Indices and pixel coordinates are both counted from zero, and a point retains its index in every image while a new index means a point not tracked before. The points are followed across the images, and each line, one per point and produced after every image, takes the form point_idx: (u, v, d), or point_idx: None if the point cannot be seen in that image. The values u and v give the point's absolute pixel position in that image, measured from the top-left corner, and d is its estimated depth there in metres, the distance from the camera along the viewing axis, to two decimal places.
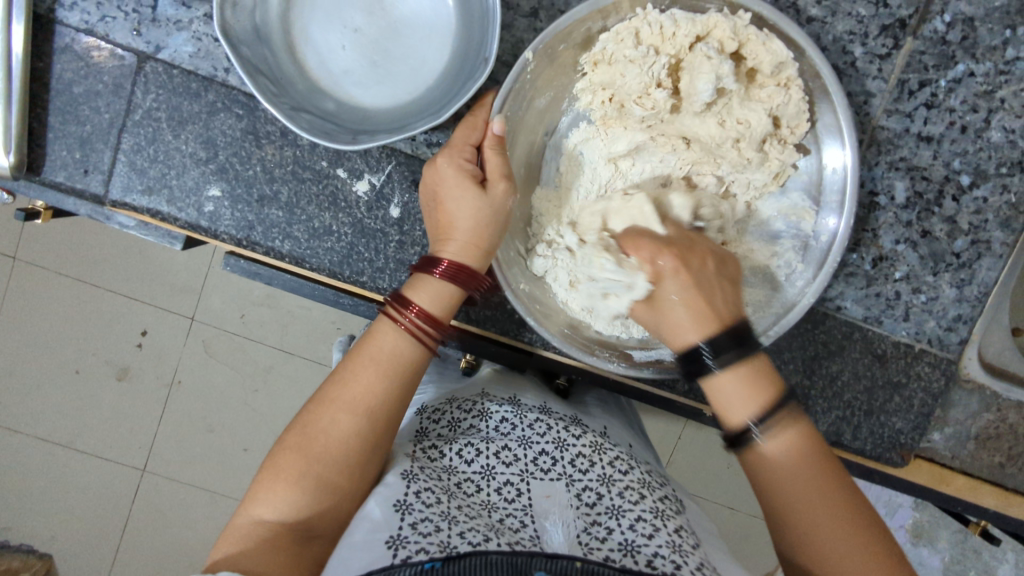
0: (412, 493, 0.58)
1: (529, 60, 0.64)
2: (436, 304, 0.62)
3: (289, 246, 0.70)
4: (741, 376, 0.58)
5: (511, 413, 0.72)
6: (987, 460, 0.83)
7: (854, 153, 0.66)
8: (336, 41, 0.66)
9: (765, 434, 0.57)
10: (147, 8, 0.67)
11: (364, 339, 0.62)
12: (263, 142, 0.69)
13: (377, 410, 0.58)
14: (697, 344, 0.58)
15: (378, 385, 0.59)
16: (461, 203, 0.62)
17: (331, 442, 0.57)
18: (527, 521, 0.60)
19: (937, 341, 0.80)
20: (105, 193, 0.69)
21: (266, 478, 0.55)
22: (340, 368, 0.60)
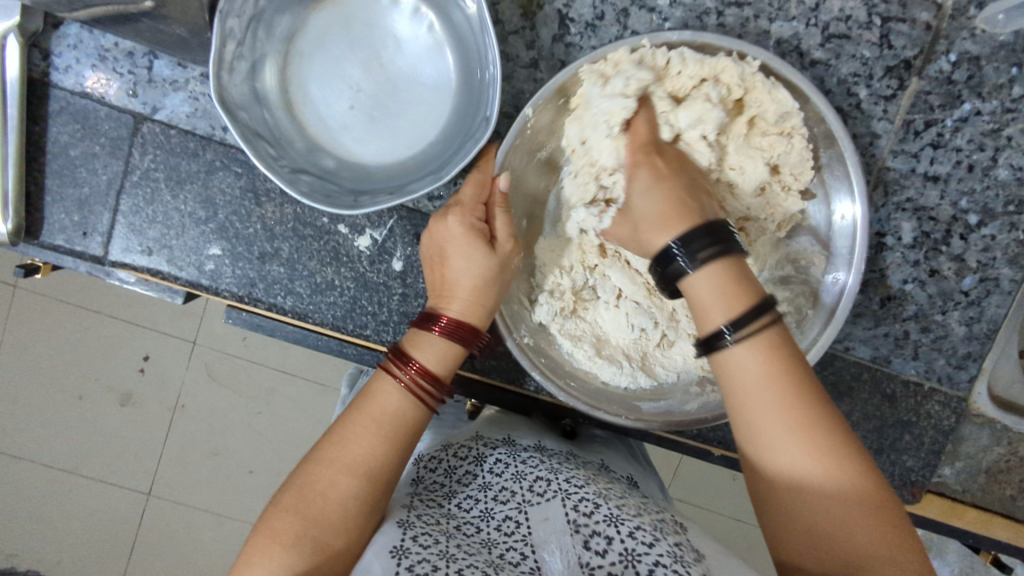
0: (407, 539, 0.56)
1: (528, 116, 0.63)
2: (441, 366, 0.61)
3: (291, 302, 0.70)
4: (716, 273, 0.53)
5: (506, 454, 0.71)
6: (998, 495, 0.83)
7: (864, 205, 0.65)
8: (334, 98, 0.65)
9: (740, 342, 0.52)
10: (143, 69, 0.66)
11: (362, 396, 0.61)
12: (263, 200, 0.68)
13: (376, 465, 0.58)
14: (721, 326, 0.52)
15: (378, 446, 0.58)
16: (468, 263, 0.61)
17: (329, 504, 0.56)
18: (527, 551, 0.57)
19: (947, 379, 0.80)
20: (104, 254, 0.68)
21: (261, 542, 0.54)
22: (337, 426, 0.59)
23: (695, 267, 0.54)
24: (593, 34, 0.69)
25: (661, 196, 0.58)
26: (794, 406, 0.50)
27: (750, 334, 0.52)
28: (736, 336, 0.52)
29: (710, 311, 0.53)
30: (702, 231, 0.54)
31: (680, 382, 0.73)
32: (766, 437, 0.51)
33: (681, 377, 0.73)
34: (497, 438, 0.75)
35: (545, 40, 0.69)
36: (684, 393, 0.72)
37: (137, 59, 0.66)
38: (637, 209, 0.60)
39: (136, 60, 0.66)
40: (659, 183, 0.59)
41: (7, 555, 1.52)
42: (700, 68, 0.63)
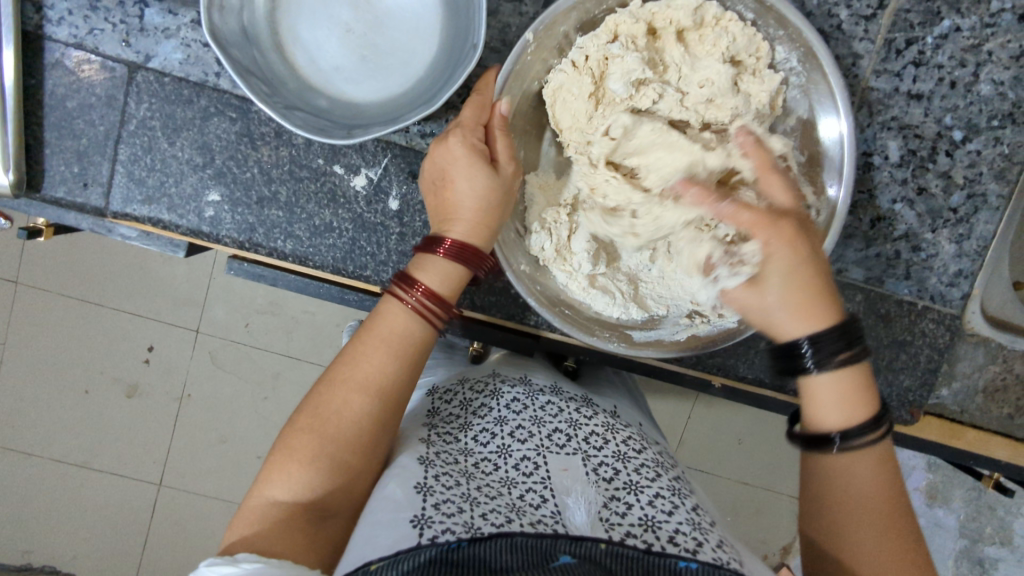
0: (430, 475, 0.58)
1: (529, 40, 0.65)
2: (447, 288, 0.62)
3: (291, 245, 0.71)
4: (843, 380, 0.59)
5: (523, 394, 0.73)
6: (996, 412, 0.86)
7: (850, 120, 0.67)
8: (325, 38, 0.67)
9: (844, 448, 0.58)
10: (135, 18, 0.67)
11: (372, 320, 0.62)
12: (258, 144, 0.69)
13: (388, 388, 0.59)
14: (833, 432, 0.58)
15: (391, 368, 0.59)
16: (471, 181, 0.62)
17: (344, 422, 0.57)
18: (548, 495, 0.58)
19: (940, 297, 0.81)
20: (105, 205, 0.69)
21: (281, 459, 0.56)
22: (350, 348, 0.60)
23: (822, 368, 0.59)
24: None
25: (789, 287, 0.60)
26: (884, 480, 0.58)
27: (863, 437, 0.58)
28: (843, 445, 0.58)
29: (828, 414, 0.59)
30: (837, 332, 0.58)
31: (671, 313, 0.74)
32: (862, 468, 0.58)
33: (671, 311, 0.74)
34: (511, 379, 0.78)
35: None
36: (675, 323, 0.74)
37: (128, 8, 0.67)
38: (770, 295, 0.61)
39: (127, 9, 0.67)
40: (791, 287, 0.60)
41: (22, 547, 1.53)
42: (597, 34, 0.67)
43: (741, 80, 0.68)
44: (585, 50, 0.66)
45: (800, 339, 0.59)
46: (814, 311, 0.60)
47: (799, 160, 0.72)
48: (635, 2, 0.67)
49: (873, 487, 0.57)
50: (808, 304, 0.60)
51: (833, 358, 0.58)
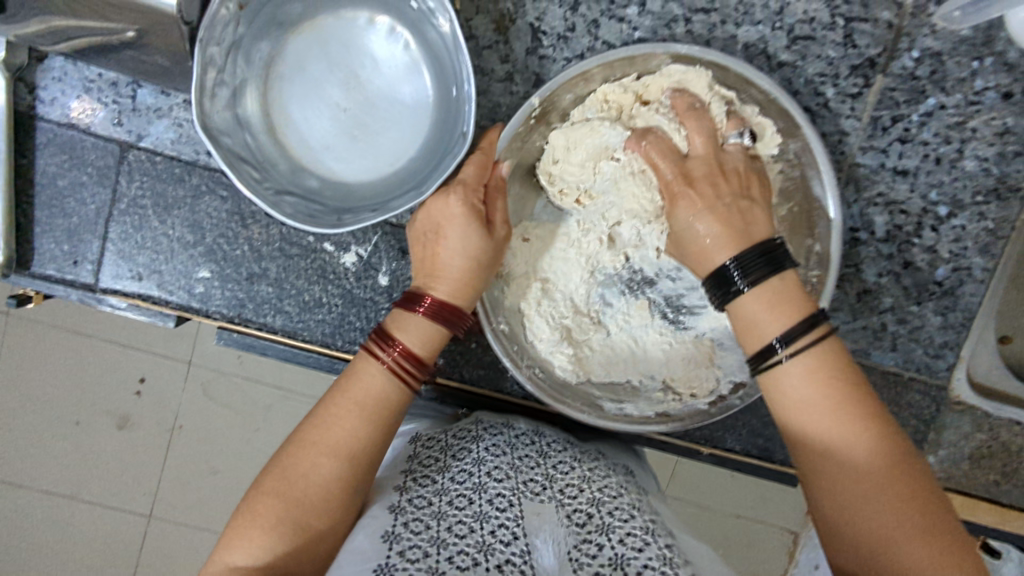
0: (400, 522, 0.59)
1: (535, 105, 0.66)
2: (427, 350, 0.63)
3: (280, 320, 0.71)
4: (764, 296, 0.58)
5: (503, 441, 0.72)
6: (983, 478, 0.87)
7: (840, 210, 0.68)
8: (316, 118, 0.67)
9: (792, 356, 0.56)
10: (127, 98, 0.67)
11: (348, 378, 0.61)
12: (249, 223, 0.70)
13: (359, 451, 0.59)
14: (774, 340, 0.57)
15: (362, 432, 0.59)
16: (460, 240, 0.63)
17: (310, 487, 0.57)
18: (519, 533, 0.59)
19: (925, 368, 0.82)
20: (95, 281, 0.69)
21: (246, 522, 0.55)
22: (321, 408, 0.61)
23: (748, 285, 0.59)
24: (565, 45, 0.71)
25: (699, 215, 0.62)
26: (831, 394, 0.54)
27: (798, 348, 0.56)
28: (786, 346, 0.56)
29: (763, 330, 0.58)
30: (758, 251, 0.59)
31: (646, 387, 0.76)
32: (809, 422, 0.55)
33: (646, 384, 0.76)
34: (492, 422, 0.76)
35: (519, 53, 0.71)
36: (648, 398, 0.76)
37: (121, 88, 0.67)
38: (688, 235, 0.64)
39: (120, 89, 0.67)
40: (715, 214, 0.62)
41: None
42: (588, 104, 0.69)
43: None
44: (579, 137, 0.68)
45: (723, 261, 0.60)
46: (739, 241, 0.60)
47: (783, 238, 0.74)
48: (628, 79, 0.69)
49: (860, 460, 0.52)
50: (727, 230, 0.61)
51: (757, 266, 0.58)
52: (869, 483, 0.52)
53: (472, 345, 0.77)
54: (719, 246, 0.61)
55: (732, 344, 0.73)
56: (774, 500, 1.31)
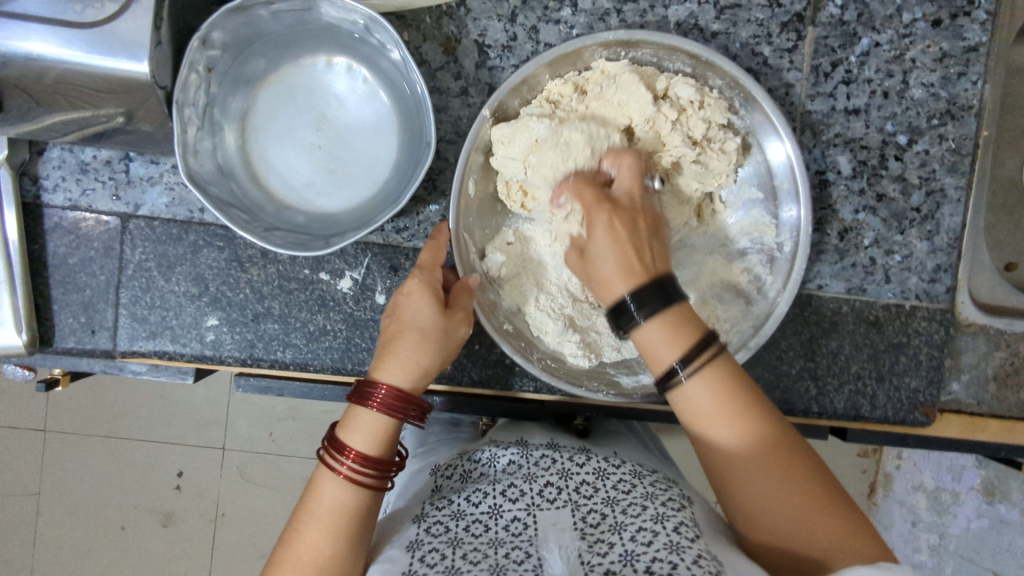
0: (415, 559, 0.59)
1: (486, 116, 0.69)
2: (383, 444, 0.61)
3: (291, 354, 0.75)
4: (663, 326, 0.58)
5: (518, 455, 0.74)
6: (1014, 398, 0.86)
7: (793, 142, 0.69)
8: (294, 160, 0.72)
9: (647, 318, 0.58)
10: (122, 173, 0.73)
11: (309, 490, 0.60)
12: (247, 266, 0.74)
13: (325, 562, 0.55)
14: (725, 443, 0.55)
15: (327, 545, 0.56)
16: (416, 317, 0.64)
17: None
18: (532, 549, 0.57)
19: (924, 294, 0.82)
20: (113, 346, 0.73)
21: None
22: (288, 526, 0.58)
23: (691, 376, 0.56)
24: (511, 54, 0.76)
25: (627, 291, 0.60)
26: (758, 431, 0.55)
27: (745, 453, 0.54)
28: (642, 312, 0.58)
29: (715, 429, 0.56)
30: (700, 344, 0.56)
31: None
32: (731, 466, 0.55)
33: None
34: (510, 441, 0.78)
35: (470, 69, 0.76)
36: None
37: (115, 165, 0.73)
38: (597, 263, 0.61)
39: (114, 166, 0.73)
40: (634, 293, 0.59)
41: None
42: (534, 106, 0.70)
43: None
44: (512, 135, 0.68)
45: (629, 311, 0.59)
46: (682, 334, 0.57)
47: (756, 194, 0.74)
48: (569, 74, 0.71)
49: (748, 433, 0.55)
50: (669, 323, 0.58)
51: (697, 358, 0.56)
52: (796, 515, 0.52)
53: (476, 346, 0.79)
54: (665, 338, 0.57)
55: (728, 299, 0.75)
56: None
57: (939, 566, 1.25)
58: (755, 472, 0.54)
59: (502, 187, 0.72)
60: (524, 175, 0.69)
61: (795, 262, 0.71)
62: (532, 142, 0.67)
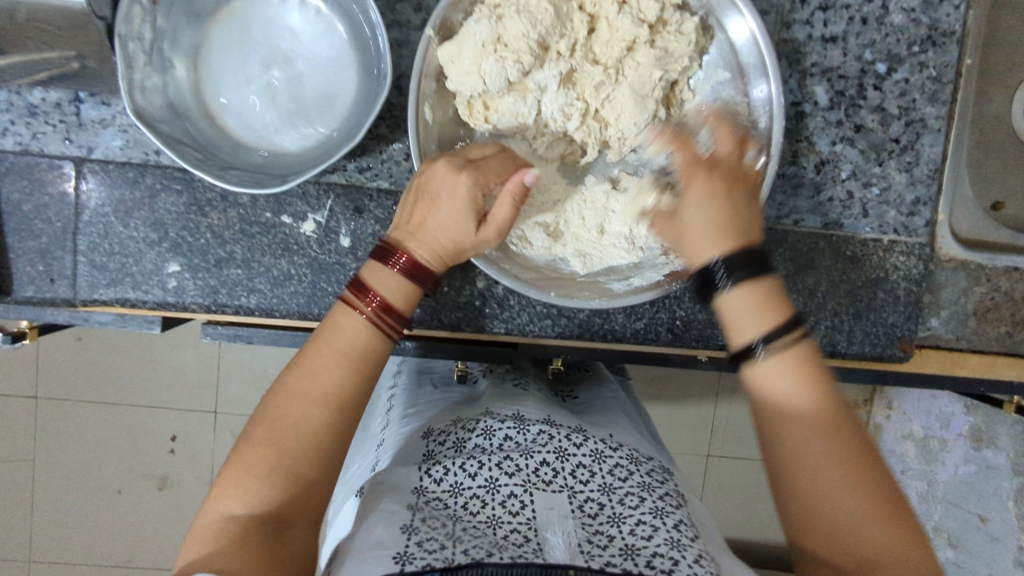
0: (416, 517, 0.59)
1: (431, 36, 0.64)
2: (406, 303, 0.61)
3: (256, 299, 0.74)
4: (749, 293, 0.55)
5: (515, 430, 0.71)
6: (993, 333, 0.85)
7: (755, 16, 0.66)
8: (250, 97, 0.69)
9: (771, 355, 0.53)
10: (72, 115, 0.71)
11: (324, 327, 0.59)
12: (207, 210, 0.72)
13: (344, 396, 0.57)
14: (753, 340, 0.54)
15: (353, 385, 0.57)
16: (448, 205, 0.60)
17: (303, 435, 0.54)
18: (530, 533, 0.59)
19: (903, 229, 0.81)
20: (74, 295, 0.72)
21: (242, 470, 0.53)
22: (302, 357, 0.58)
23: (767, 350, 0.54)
24: None
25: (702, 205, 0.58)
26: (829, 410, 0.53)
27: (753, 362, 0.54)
28: (768, 349, 0.53)
29: (743, 328, 0.55)
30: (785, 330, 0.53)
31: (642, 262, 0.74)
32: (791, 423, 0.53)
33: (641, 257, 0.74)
34: (505, 413, 0.76)
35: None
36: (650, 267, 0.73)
37: (65, 107, 0.71)
38: (687, 219, 0.59)
39: (64, 109, 0.71)
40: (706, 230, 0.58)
41: None
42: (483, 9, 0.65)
43: (662, 46, 0.67)
44: (459, 49, 0.64)
45: (709, 259, 0.57)
46: (767, 317, 0.54)
47: (724, 77, 0.71)
48: None
49: (796, 410, 0.53)
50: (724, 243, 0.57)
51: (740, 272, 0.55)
52: (884, 536, 0.50)
53: (445, 289, 0.77)
54: (750, 318, 0.55)
55: None
56: None
57: (928, 512, 1.25)
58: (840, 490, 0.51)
59: (461, 103, 0.68)
60: (483, 87, 0.65)
61: (767, 138, 0.69)
62: (481, 49, 0.64)
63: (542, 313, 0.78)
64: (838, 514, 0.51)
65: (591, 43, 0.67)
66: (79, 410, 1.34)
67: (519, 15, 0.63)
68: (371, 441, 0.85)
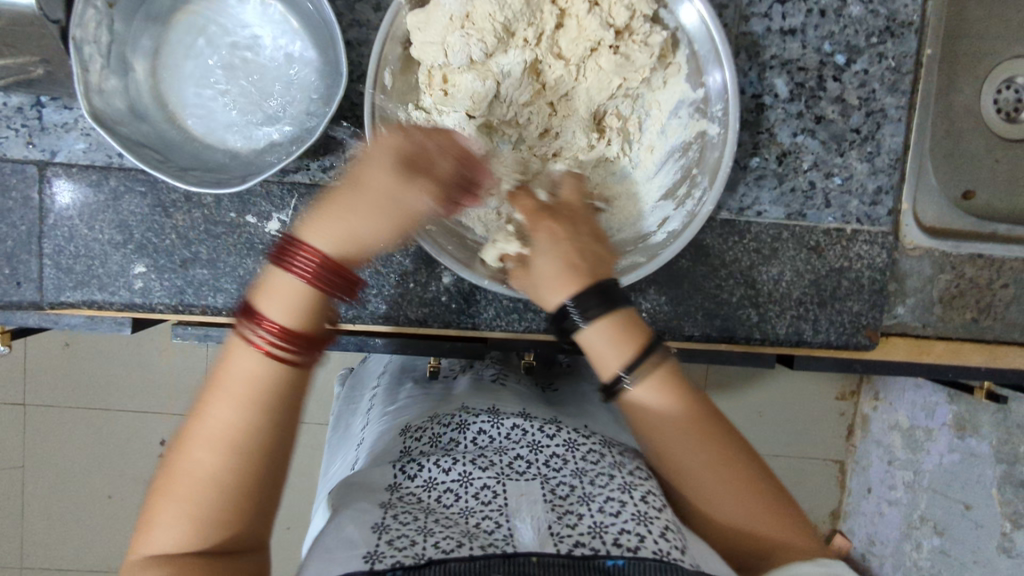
0: (389, 515, 0.57)
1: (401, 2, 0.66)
2: (309, 319, 0.52)
3: (222, 299, 0.74)
4: (606, 325, 0.57)
5: (488, 424, 0.73)
6: (959, 320, 0.86)
7: (704, 1, 0.67)
8: (210, 98, 0.70)
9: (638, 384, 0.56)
10: (34, 120, 0.71)
11: (216, 361, 0.52)
12: (172, 212, 0.73)
13: (245, 442, 0.49)
14: (618, 370, 0.56)
15: (246, 423, 0.49)
16: (381, 175, 0.57)
17: (202, 480, 0.48)
18: (502, 520, 0.57)
19: (866, 218, 0.81)
20: (41, 298, 0.73)
21: (158, 516, 0.48)
22: (192, 406, 0.51)
23: (587, 321, 0.57)
24: None
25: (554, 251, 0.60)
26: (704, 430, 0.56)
27: (643, 374, 0.55)
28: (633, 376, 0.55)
29: (607, 361, 0.57)
30: (594, 289, 0.57)
31: None
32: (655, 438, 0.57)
33: None
34: (480, 409, 0.77)
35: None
36: None
37: (27, 112, 0.71)
38: (539, 264, 0.61)
39: (26, 113, 0.71)
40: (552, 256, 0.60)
41: None
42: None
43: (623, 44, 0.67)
44: (428, 19, 0.65)
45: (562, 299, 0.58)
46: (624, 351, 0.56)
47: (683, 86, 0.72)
48: None
49: (671, 416, 0.56)
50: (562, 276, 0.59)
51: (594, 307, 0.56)
52: (743, 510, 0.56)
53: (411, 286, 0.77)
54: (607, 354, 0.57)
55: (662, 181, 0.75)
56: (803, 436, 1.38)
57: (913, 502, 1.25)
58: (720, 503, 0.56)
59: (422, 76, 0.69)
60: (444, 59, 0.66)
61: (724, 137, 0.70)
62: (449, 22, 0.65)
63: (508, 308, 0.79)
64: (725, 506, 0.56)
65: (557, 37, 0.68)
66: (61, 415, 1.34)
67: None
68: (354, 441, 0.85)
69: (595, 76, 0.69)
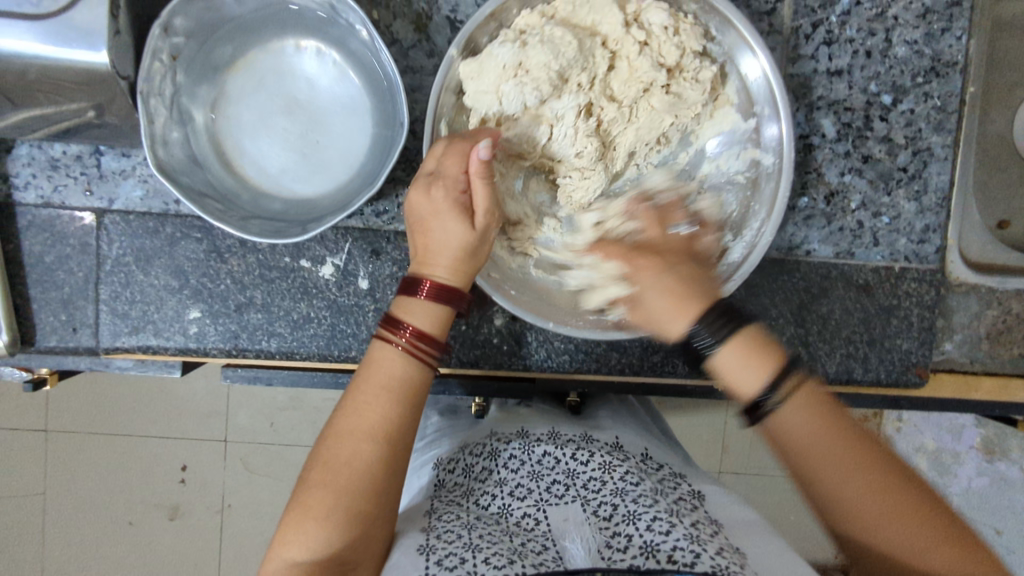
0: (432, 535, 0.58)
1: (454, 56, 0.66)
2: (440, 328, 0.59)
3: (276, 343, 0.74)
4: (670, 279, 0.58)
5: (520, 449, 0.71)
6: (1006, 356, 0.85)
7: (768, 56, 0.68)
8: (268, 146, 0.70)
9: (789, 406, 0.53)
10: (92, 168, 0.72)
11: (363, 366, 0.58)
12: (227, 257, 0.73)
13: (395, 431, 0.56)
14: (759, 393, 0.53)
15: (396, 412, 0.56)
16: (441, 226, 0.59)
17: (356, 472, 0.54)
18: (548, 543, 0.60)
19: (914, 256, 0.81)
20: (96, 343, 0.73)
21: (302, 519, 0.52)
22: (347, 398, 0.57)
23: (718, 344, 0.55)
24: None
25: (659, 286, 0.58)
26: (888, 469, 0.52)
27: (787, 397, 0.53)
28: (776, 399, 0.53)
29: (743, 383, 0.54)
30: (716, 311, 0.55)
31: None
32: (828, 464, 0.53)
33: None
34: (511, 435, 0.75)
35: (442, 46, 0.73)
36: None
37: (85, 160, 0.72)
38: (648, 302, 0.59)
39: (84, 161, 0.72)
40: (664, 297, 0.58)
41: None
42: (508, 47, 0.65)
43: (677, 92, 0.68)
44: (481, 68, 0.65)
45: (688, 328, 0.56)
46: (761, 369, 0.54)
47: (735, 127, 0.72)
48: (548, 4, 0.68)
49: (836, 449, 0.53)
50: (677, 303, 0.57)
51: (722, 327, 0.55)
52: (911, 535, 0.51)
53: (463, 328, 0.78)
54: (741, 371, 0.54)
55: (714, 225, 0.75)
56: None
57: None
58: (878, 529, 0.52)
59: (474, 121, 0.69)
60: (498, 107, 0.66)
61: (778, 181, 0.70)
62: (502, 70, 0.64)
63: (560, 349, 0.79)
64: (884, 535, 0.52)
65: (609, 80, 0.67)
66: (92, 447, 1.34)
67: (542, 45, 0.63)
68: None
69: (647, 121, 0.69)
